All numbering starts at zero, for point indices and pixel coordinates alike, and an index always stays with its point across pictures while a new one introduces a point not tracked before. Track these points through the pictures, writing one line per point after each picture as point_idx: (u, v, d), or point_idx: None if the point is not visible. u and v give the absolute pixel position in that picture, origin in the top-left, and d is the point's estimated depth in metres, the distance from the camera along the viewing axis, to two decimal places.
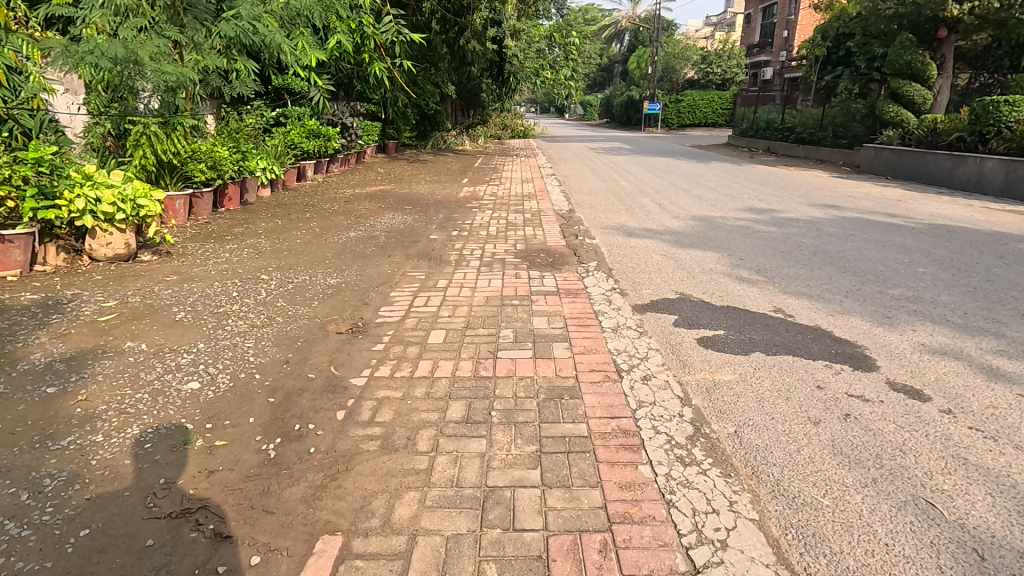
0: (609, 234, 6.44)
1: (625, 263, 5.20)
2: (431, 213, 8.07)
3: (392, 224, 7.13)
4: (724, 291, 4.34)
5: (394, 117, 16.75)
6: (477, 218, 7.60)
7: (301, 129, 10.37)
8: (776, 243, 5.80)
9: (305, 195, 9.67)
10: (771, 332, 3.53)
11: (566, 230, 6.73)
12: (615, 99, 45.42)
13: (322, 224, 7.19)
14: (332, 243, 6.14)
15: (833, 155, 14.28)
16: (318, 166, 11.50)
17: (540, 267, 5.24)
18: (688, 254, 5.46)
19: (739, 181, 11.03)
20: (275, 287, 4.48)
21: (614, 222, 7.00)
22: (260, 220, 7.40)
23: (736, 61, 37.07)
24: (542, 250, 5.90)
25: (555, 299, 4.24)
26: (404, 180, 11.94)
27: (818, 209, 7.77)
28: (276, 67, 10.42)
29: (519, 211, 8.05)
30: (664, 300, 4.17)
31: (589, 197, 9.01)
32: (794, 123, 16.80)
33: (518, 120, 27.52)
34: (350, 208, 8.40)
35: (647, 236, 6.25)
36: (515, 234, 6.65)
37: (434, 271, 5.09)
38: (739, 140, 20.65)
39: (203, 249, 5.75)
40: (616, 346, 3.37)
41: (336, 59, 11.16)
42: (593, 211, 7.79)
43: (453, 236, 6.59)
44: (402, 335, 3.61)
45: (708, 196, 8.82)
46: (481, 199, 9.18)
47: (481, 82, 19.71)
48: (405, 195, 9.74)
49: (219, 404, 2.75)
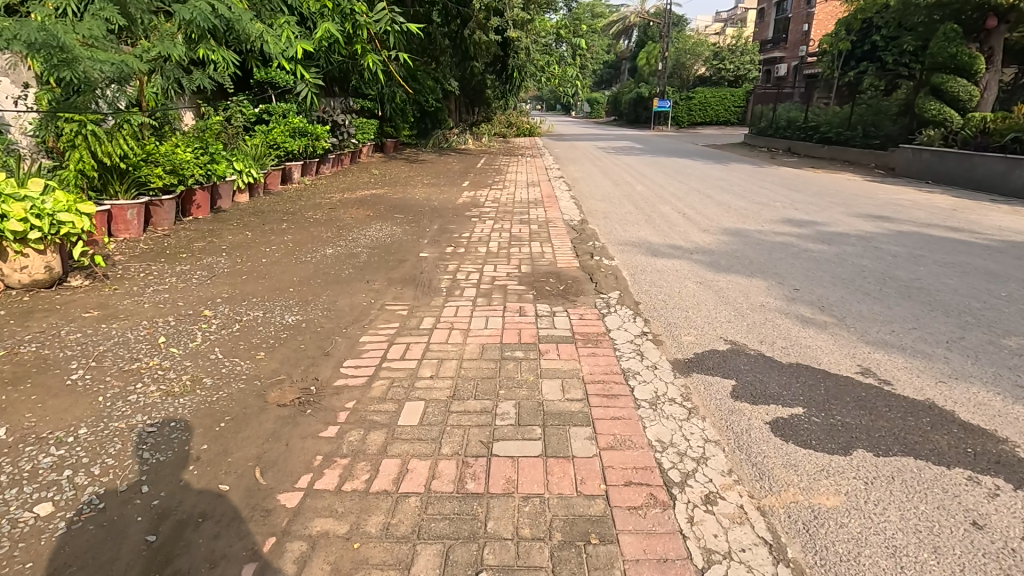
0: (629, 252, 5.48)
1: (653, 295, 4.24)
2: (425, 222, 7.15)
3: (377, 238, 6.21)
4: (787, 340, 3.38)
5: (391, 114, 15.86)
6: (476, 230, 6.67)
7: (284, 127, 9.45)
8: (833, 268, 4.82)
9: (287, 200, 8.76)
10: (871, 412, 2.57)
11: (579, 247, 5.76)
12: (623, 96, 44.30)
13: (299, 237, 6.28)
14: (303, 263, 5.21)
15: (863, 156, 13.23)
16: (306, 167, 10.61)
17: (549, 299, 4.31)
18: (728, 282, 4.50)
19: (767, 185, 10.01)
20: (216, 330, 3.56)
21: (634, 236, 6.04)
22: (229, 231, 6.49)
23: (749, 57, 35.81)
24: (550, 274, 4.95)
25: (570, 350, 3.28)
26: (400, 182, 11.00)
27: (868, 221, 6.77)
28: (259, 58, 9.62)
29: (523, 222, 7.12)
30: (712, 355, 3.21)
31: (603, 205, 8.06)
32: (819, 122, 15.74)
33: (524, 117, 26.54)
34: (334, 216, 7.49)
35: (675, 256, 5.29)
36: (520, 251, 5.71)
37: (420, 304, 4.17)
38: (756, 139, 19.62)
39: (148, 271, 4.83)
40: (658, 435, 2.42)
41: (326, 51, 10.24)
42: (608, 222, 6.84)
43: (446, 253, 5.68)
44: (365, 411, 2.67)
45: (737, 205, 7.83)
46: (482, 207, 8.25)
47: (485, 77, 18.81)
48: (399, 200, 8.82)
49: (68, 549, 1.82)
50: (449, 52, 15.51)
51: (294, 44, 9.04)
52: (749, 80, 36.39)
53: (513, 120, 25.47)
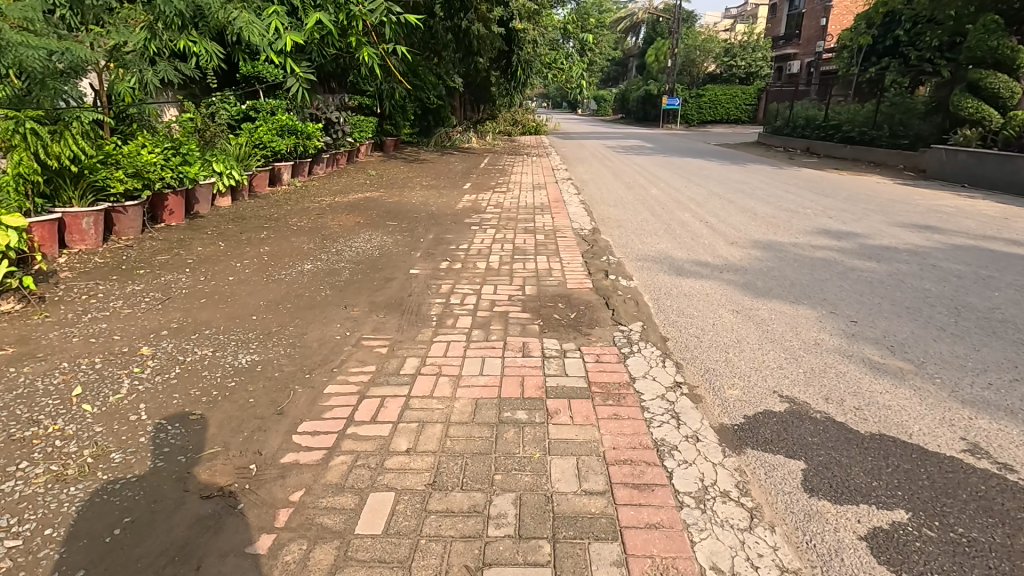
0: (649, 270, 4.80)
1: (681, 327, 3.56)
2: (419, 231, 6.47)
3: (364, 250, 5.55)
4: (858, 395, 2.68)
5: (391, 111, 15.19)
6: (476, 240, 6.00)
7: (271, 125, 8.81)
8: (890, 291, 4.12)
9: (273, 204, 8.13)
10: (1003, 522, 1.87)
11: (591, 263, 5.08)
12: (631, 94, 43.48)
13: (276, 248, 5.63)
14: (276, 281, 4.56)
15: (890, 157, 12.45)
16: (297, 168, 9.97)
17: (557, 331, 3.63)
18: (769, 310, 3.80)
19: (791, 188, 9.29)
20: (150, 376, 2.90)
21: (652, 250, 5.36)
22: (201, 241, 5.86)
23: (762, 53, 34.79)
24: (559, 298, 4.27)
25: (586, 411, 2.61)
26: (397, 184, 10.31)
27: (913, 232, 6.04)
28: (245, 51, 8.98)
29: (528, 231, 6.45)
30: (768, 419, 2.52)
31: (615, 212, 7.38)
32: (840, 121, 14.93)
33: (530, 115, 25.86)
34: (320, 224, 6.82)
35: (702, 275, 4.59)
36: (523, 267, 5.03)
37: (404, 337, 3.50)
38: (771, 138, 18.83)
39: (94, 292, 4.18)
40: (715, 560, 1.74)
41: (319, 45, 9.55)
42: (622, 232, 6.16)
43: (441, 269, 5.02)
44: (315, 509, 2.00)
45: (763, 213, 7.12)
46: (483, 213, 7.56)
47: (489, 74, 18.12)
48: (393, 205, 8.13)
49: None
50: (451, 47, 14.80)
51: (282, 35, 8.37)
52: (761, 77, 35.40)
53: (519, 117, 25.05)
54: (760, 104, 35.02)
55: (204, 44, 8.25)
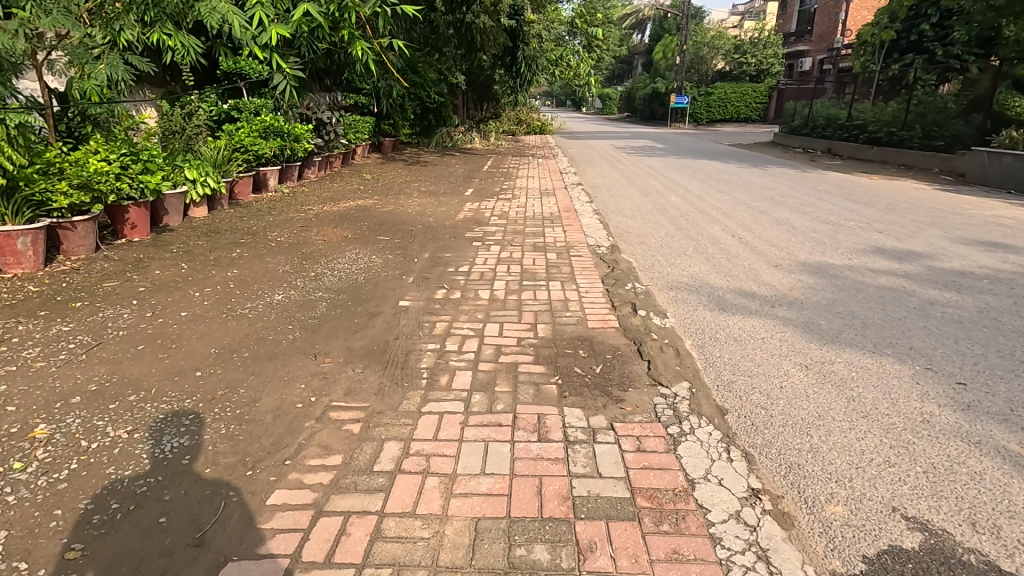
0: (685, 303, 4.01)
1: (741, 393, 2.76)
2: (412, 248, 5.71)
3: (347, 273, 4.80)
4: (1017, 521, 1.89)
5: (390, 111, 14.41)
6: (478, 261, 5.23)
7: (254, 127, 8.04)
8: (991, 337, 3.31)
9: (254, 214, 7.36)
10: None
11: (614, 291, 4.29)
12: (637, 92, 42.60)
13: (246, 271, 4.85)
14: (236, 317, 3.79)
15: (923, 160, 11.62)
16: (284, 173, 9.22)
17: (581, 395, 2.85)
18: (846, 365, 3.02)
19: (823, 195, 8.46)
20: (34, 477, 2.13)
21: (685, 275, 4.58)
22: (161, 261, 5.10)
23: (773, 50, 33.38)
24: (579, 342, 3.49)
25: (634, 545, 1.82)
26: (392, 190, 9.54)
27: (983, 251, 5.23)
28: (227, 45, 8.24)
29: (537, 248, 5.68)
30: (902, 566, 1.73)
31: (635, 224, 6.58)
32: (865, 121, 14.08)
33: (535, 114, 25.06)
34: (302, 239, 6.06)
35: (749, 311, 3.81)
36: (534, 297, 4.25)
37: (384, 406, 2.72)
38: (788, 138, 18.01)
39: (8, 334, 3.42)
40: None
41: (309, 39, 8.78)
42: (646, 251, 5.36)
43: (437, 299, 4.25)
44: None
45: (801, 226, 6.31)
46: (486, 225, 6.79)
47: (494, 72, 17.41)
48: (387, 215, 7.37)
49: None
50: (453, 44, 14.07)
51: (266, 28, 7.61)
52: (772, 75, 34.41)
53: (524, 116, 24.29)
54: (771, 102, 34.06)
55: (180, 37, 7.53)
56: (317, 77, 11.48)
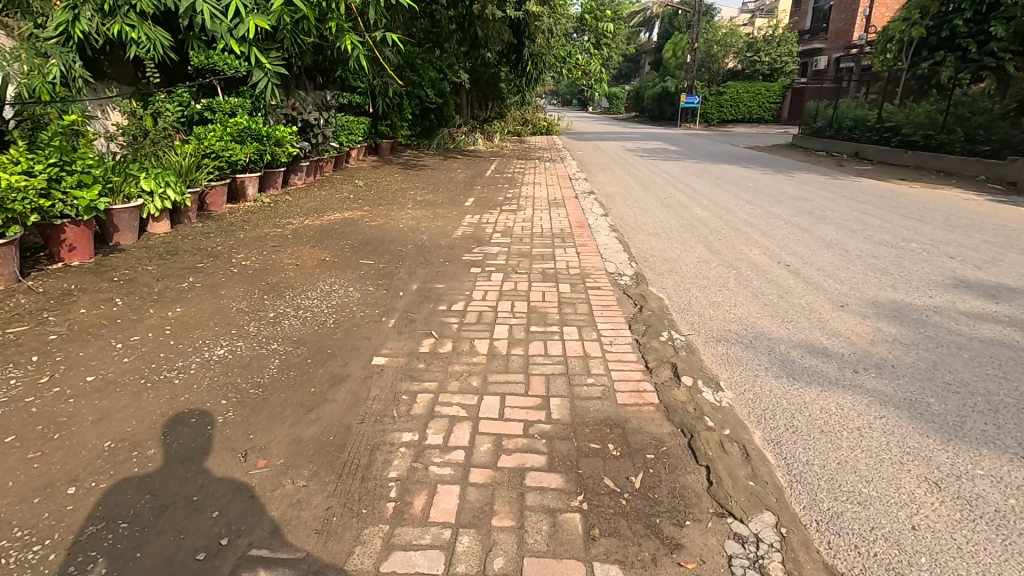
0: (742, 365, 3.11)
1: (857, 542, 1.86)
2: (398, 276, 4.81)
3: (314, 312, 3.93)
4: None
5: (387, 110, 13.52)
6: (476, 295, 4.33)
7: (228, 130, 7.17)
8: None
9: (224, 228, 6.50)
10: None
11: (646, 344, 3.39)
12: (646, 91, 41.63)
13: (191, 310, 3.97)
14: (156, 386, 2.90)
15: (967, 166, 10.67)
16: (266, 179, 8.40)
17: (616, 534, 1.95)
18: (995, 483, 2.12)
19: (867, 207, 7.52)
20: None
21: (733, 322, 3.69)
22: (93, 294, 4.23)
23: (789, 48, 32.38)
24: (606, 427, 2.59)
25: None
26: (384, 199, 8.65)
27: None
28: (201, 39, 7.42)
29: (546, 276, 4.78)
30: None
31: (660, 244, 5.69)
32: (897, 122, 13.09)
33: (541, 113, 24.16)
34: (273, 262, 5.22)
35: (828, 379, 2.92)
36: (543, 352, 3.34)
37: (325, 560, 1.83)
38: (808, 140, 17.07)
39: None
40: None
41: (292, 33, 7.90)
42: (677, 284, 4.48)
43: (421, 352, 3.36)
44: None
45: (855, 250, 5.39)
46: (487, 244, 5.90)
47: (500, 69, 16.55)
48: (373, 230, 6.49)
49: None
50: (457, 39, 13.31)
51: (242, 19, 6.77)
52: (786, 74, 33.30)
53: (530, 116, 23.42)
54: (785, 102, 32.98)
55: (144, 29, 6.69)
56: (306, 75, 10.64)
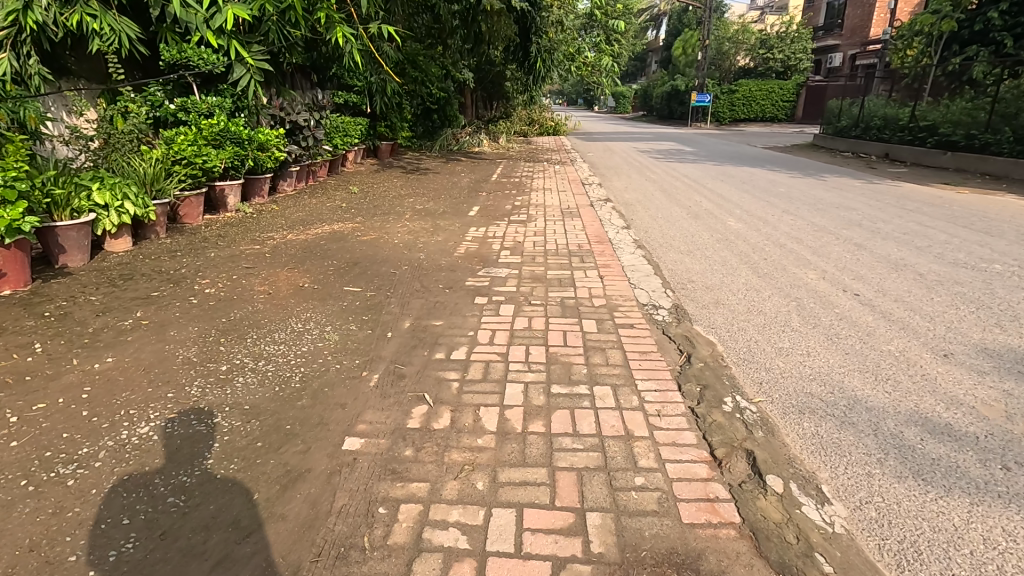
0: (844, 456, 2.28)
1: None
2: (388, 308, 4.01)
3: (279, 365, 3.13)
4: None
5: (385, 110, 12.64)
6: (481, 336, 3.53)
7: (203, 133, 6.37)
8: None
9: (195, 244, 5.71)
10: None
11: (707, 418, 2.57)
12: (654, 90, 40.71)
13: (125, 359, 3.16)
14: (39, 491, 2.09)
15: (1017, 168, 9.78)
16: (250, 188, 7.68)
17: None
18: None
19: (922, 218, 6.65)
20: None
21: (814, 383, 2.86)
22: (11, 337, 3.43)
23: (803, 45, 31.64)
24: (672, 571, 1.77)
25: None
26: (380, 207, 7.85)
27: None
28: (175, 32, 6.63)
29: (566, 310, 3.97)
30: None
31: (697, 266, 4.85)
32: (933, 121, 12.17)
33: (548, 113, 23.31)
34: (243, 289, 4.44)
35: (974, 484, 2.09)
36: (571, 430, 2.53)
37: None
38: (830, 141, 16.20)
39: None
40: None
41: (277, 24, 7.09)
42: (729, 322, 3.65)
43: (409, 428, 2.55)
44: None
45: (931, 274, 4.54)
46: (493, 265, 5.10)
47: (506, 66, 15.78)
48: (363, 247, 5.68)
49: None
50: (459, 37, 12.40)
51: (219, 9, 5.99)
52: (799, 71, 32.30)
53: (536, 116, 22.59)
54: (799, 100, 31.98)
55: (107, 19, 5.89)
56: (298, 72, 9.87)
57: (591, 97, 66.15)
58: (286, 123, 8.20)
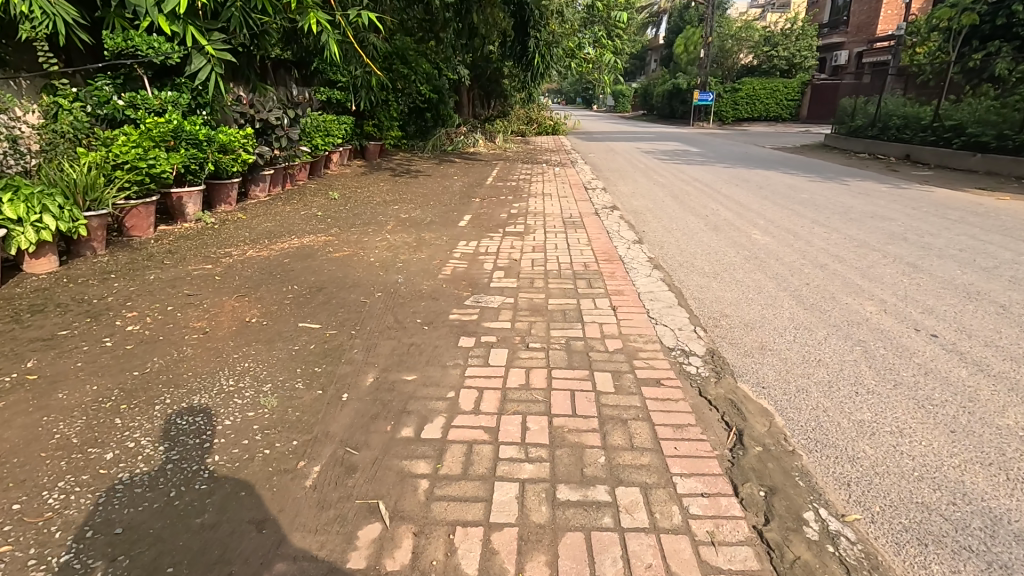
0: None
1: None
2: (348, 356, 3.19)
3: (187, 449, 2.31)
4: None
5: (373, 108, 11.82)
6: (464, 400, 2.71)
7: (151, 134, 5.51)
8: None
9: (137, 263, 4.89)
10: None
11: (786, 554, 1.76)
12: (655, 88, 39.92)
13: None
14: None
15: None
16: (216, 196, 6.93)
17: None
18: None
19: (972, 231, 5.86)
20: None
21: (925, 485, 2.05)
22: None
23: (808, 42, 30.88)
24: None
25: None
26: (360, 216, 7.04)
27: None
28: (122, 16, 5.74)
29: (572, 358, 3.16)
30: None
31: (728, 294, 4.05)
32: (959, 121, 11.40)
33: (547, 112, 22.51)
34: (175, 325, 3.61)
35: None
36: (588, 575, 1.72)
37: None
38: (843, 141, 15.44)
39: None
40: None
41: (241, 9, 6.21)
42: (785, 379, 2.82)
43: (350, 573, 1.73)
44: None
45: (1016, 306, 3.74)
46: (484, 291, 4.29)
47: (504, 62, 14.95)
48: (333, 267, 4.85)
49: None
50: (451, 33, 11.44)
51: None
52: (804, 69, 31.54)
53: (535, 114, 21.79)
54: (804, 99, 31.24)
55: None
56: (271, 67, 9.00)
57: (590, 96, 65.45)
58: (255, 122, 7.35)
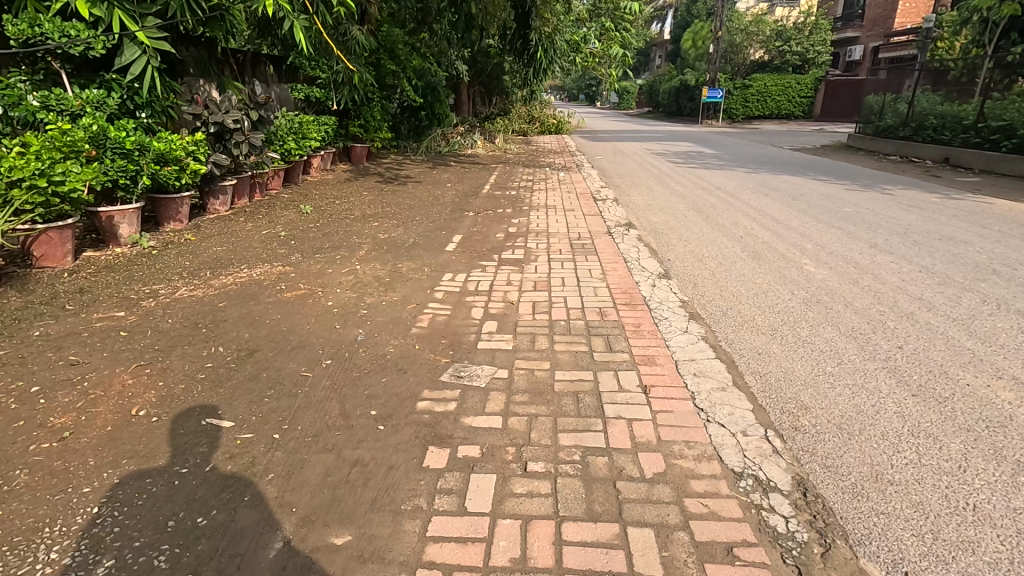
0: None
1: None
2: (255, 492, 2.13)
3: None
4: None
5: (358, 106, 10.73)
6: None
7: (56, 144, 4.39)
8: None
9: (30, 309, 3.84)
10: None
11: None
12: (661, 85, 38.70)
13: None
14: None
15: None
16: (164, 213, 5.93)
17: None
18: None
19: None
20: None
21: None
22: None
23: (822, 37, 29.64)
24: None
25: None
26: (331, 235, 6.01)
27: None
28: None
29: (592, 495, 2.10)
30: None
31: (799, 368, 2.98)
32: (1007, 121, 10.28)
33: (550, 110, 21.38)
34: (27, 421, 2.55)
35: None
36: None
37: None
38: (869, 142, 14.34)
39: None
40: None
41: None
42: (939, 555, 1.76)
43: None
44: None
45: None
46: (468, 357, 3.23)
47: (504, 57, 13.84)
48: (277, 316, 3.78)
49: None
50: (447, 24, 10.33)
51: None
52: (817, 65, 30.32)
53: (538, 113, 20.65)
54: (817, 96, 30.05)
55: None
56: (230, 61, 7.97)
57: (593, 93, 64.25)
58: (207, 125, 6.19)
